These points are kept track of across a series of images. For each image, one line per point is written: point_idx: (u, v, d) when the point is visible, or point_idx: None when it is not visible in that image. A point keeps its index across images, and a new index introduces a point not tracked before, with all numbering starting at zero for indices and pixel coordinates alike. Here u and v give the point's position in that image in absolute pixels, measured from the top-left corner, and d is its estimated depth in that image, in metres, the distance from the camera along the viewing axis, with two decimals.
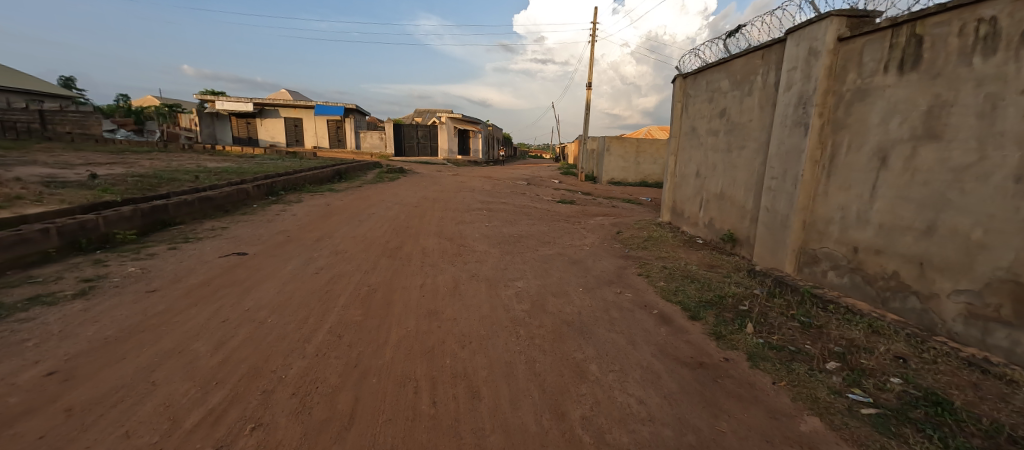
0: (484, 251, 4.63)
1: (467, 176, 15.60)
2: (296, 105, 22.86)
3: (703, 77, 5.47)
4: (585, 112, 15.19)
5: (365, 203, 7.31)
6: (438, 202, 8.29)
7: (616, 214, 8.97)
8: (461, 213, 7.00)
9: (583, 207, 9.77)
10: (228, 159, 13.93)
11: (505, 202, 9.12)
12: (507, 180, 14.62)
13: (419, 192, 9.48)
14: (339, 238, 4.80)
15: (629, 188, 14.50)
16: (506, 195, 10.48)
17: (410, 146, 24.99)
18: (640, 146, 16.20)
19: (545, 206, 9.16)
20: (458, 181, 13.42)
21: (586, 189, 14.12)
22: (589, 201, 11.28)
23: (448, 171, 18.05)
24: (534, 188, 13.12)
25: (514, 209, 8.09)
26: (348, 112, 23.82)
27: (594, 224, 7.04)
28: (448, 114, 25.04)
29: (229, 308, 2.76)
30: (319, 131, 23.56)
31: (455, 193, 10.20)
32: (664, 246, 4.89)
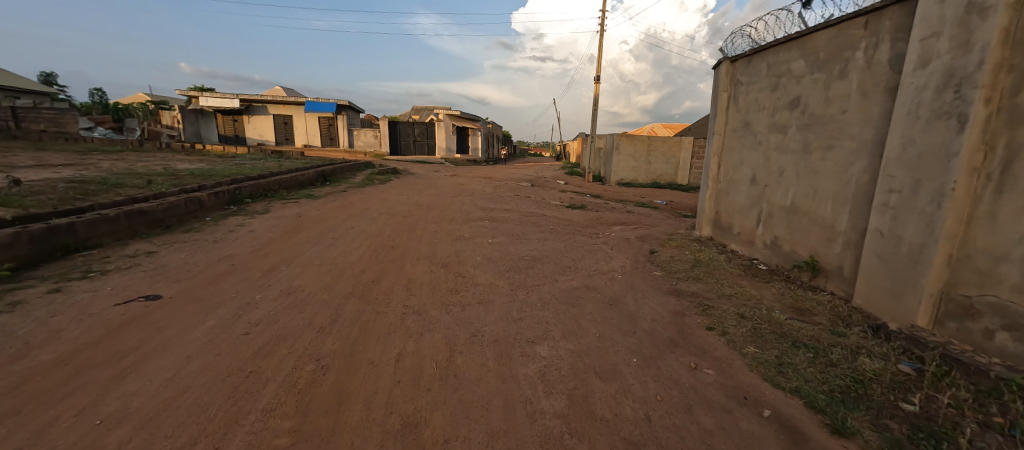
0: (488, 285, 3.52)
1: (466, 177, 14.50)
2: (285, 101, 21.70)
3: (762, 58, 4.34)
4: (593, 107, 14.03)
5: (346, 213, 6.21)
6: (432, 209, 7.18)
7: (637, 223, 7.87)
8: (459, 225, 5.90)
9: (597, 214, 8.65)
10: (206, 159, 12.80)
11: (509, 208, 8.03)
12: (509, 181, 13.52)
13: (412, 198, 8.37)
14: (299, 266, 3.69)
15: (642, 190, 13.38)
16: (510, 200, 9.37)
17: (406, 144, 23.85)
18: (652, 144, 15.05)
19: (555, 213, 8.05)
20: (456, 183, 12.32)
21: (595, 191, 13.02)
22: (602, 206, 10.17)
23: (446, 171, 16.93)
24: (539, 190, 12.01)
25: (520, 218, 6.97)
26: (340, 108, 22.66)
27: (616, 238, 5.92)
28: (446, 111, 23.86)
29: (62, 424, 1.63)
30: (310, 129, 22.41)
31: (453, 197, 9.09)
32: (719, 274, 3.78)
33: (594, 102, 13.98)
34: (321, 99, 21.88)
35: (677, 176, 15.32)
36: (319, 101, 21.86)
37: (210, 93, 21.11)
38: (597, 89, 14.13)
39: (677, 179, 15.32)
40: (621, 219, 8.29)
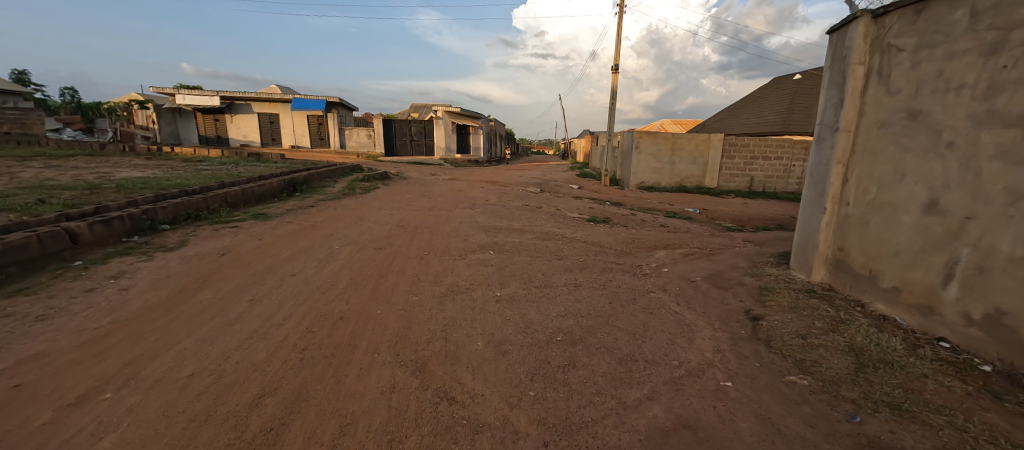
0: (500, 431, 1.79)
1: (466, 181, 12.80)
2: (270, 99, 20.03)
3: (953, 4, 2.58)
4: (610, 101, 12.21)
5: (297, 244, 4.49)
6: (418, 232, 5.47)
7: (684, 246, 6.11)
8: (451, 263, 4.18)
9: (627, 232, 6.90)
10: (167, 165, 11.13)
11: (519, 228, 6.30)
12: (515, 186, 11.82)
13: (396, 215, 6.64)
14: (145, 386, 1.97)
15: (668, 196, 11.58)
16: (518, 213, 7.62)
17: (401, 144, 22.17)
18: (676, 142, 13.24)
19: (577, 233, 6.30)
20: (454, 189, 10.62)
21: (614, 197, 11.29)
22: (628, 219, 8.41)
23: (443, 174, 15.22)
24: (551, 198, 10.27)
25: (535, 246, 5.22)
26: (330, 106, 20.93)
27: (675, 280, 4.16)
28: (444, 107, 22.09)
29: None
30: (298, 128, 20.73)
31: (448, 211, 7.36)
32: (929, 394, 2.00)
33: (612, 94, 12.18)
34: (309, 96, 20.15)
35: (704, 178, 13.51)
36: (306, 98, 20.13)
37: (188, 90, 19.44)
38: (615, 80, 12.32)
39: (705, 182, 13.51)
40: (661, 239, 6.51)
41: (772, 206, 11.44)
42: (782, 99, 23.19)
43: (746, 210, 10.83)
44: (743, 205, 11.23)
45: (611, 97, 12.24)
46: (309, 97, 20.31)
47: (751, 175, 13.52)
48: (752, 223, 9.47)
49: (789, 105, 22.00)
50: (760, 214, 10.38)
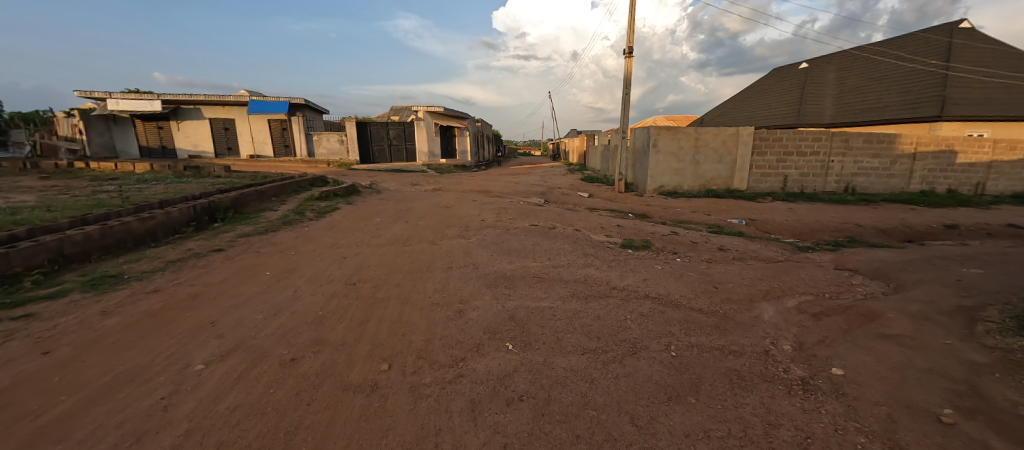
0: None
1: (454, 193, 10.64)
2: (223, 102, 17.43)
3: None
4: (624, 91, 10.12)
5: (116, 365, 2.17)
6: (380, 300, 3.24)
7: (791, 294, 4.01)
8: (436, 404, 1.95)
9: (692, 266, 4.78)
10: (62, 185, 8.55)
11: (539, 273, 4.12)
12: (514, 198, 9.71)
13: (352, 258, 4.38)
14: None
15: (699, 204, 9.60)
16: (530, 241, 5.46)
17: (379, 150, 19.83)
18: (700, 138, 11.24)
19: (628, 277, 4.16)
20: (440, 205, 8.44)
21: (637, 208, 9.29)
22: (672, 239, 6.30)
23: (425, 184, 12.94)
24: (562, 212, 8.15)
25: (580, 320, 3.04)
26: (293, 108, 18.36)
27: (903, 415, 2.00)
28: (425, 107, 19.76)
29: None
30: (257, 135, 18.15)
31: (432, 245, 5.17)
32: None
33: (626, 82, 10.11)
34: (267, 98, 17.57)
35: (733, 179, 11.56)
36: (264, 100, 17.54)
37: (122, 94, 16.68)
38: (628, 65, 10.25)
39: (733, 183, 11.59)
40: (747, 277, 4.39)
41: (823, 210, 9.57)
42: (789, 89, 21.68)
43: (799, 217, 8.91)
44: (790, 211, 9.34)
45: (626, 86, 10.15)
46: (268, 98, 17.74)
47: (785, 173, 11.68)
48: (818, 237, 7.55)
49: (799, 95, 20.50)
50: (817, 222, 8.48)
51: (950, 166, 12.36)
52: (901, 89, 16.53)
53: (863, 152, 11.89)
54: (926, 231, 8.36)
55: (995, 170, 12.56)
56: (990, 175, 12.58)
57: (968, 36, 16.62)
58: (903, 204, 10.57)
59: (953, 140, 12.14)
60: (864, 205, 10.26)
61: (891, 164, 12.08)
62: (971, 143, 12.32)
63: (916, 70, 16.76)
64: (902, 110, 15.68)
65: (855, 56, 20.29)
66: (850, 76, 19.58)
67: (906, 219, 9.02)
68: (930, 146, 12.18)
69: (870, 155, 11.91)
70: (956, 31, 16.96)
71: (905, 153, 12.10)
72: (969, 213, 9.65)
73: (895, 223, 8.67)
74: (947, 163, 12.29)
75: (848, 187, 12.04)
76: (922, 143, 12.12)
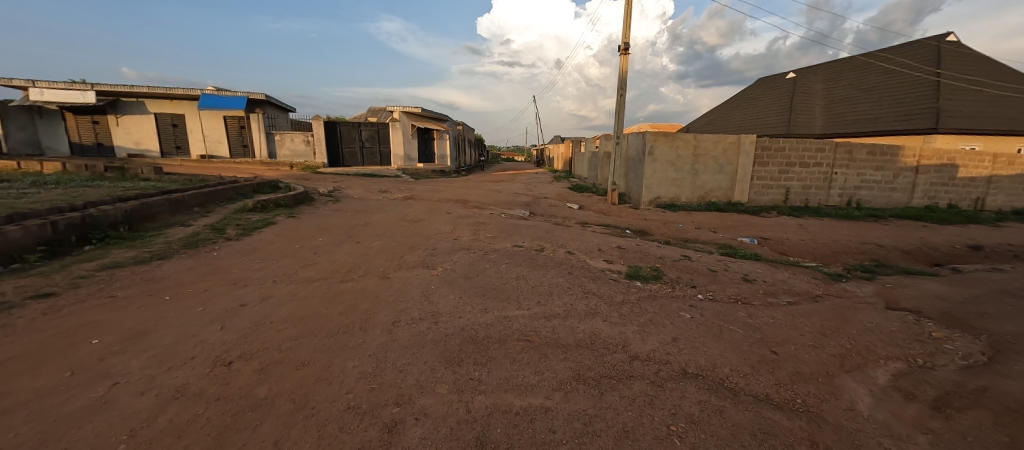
0: None
1: (426, 203, 9.31)
2: (170, 95, 15.59)
3: None
4: (620, 92, 9.07)
5: None
6: (257, 406, 1.89)
7: (875, 361, 2.88)
8: None
9: (727, 310, 3.60)
10: None
11: (525, 333, 2.85)
12: (495, 210, 8.48)
13: (253, 307, 3.01)
14: None
15: (702, 219, 8.58)
16: (513, 273, 4.20)
17: (350, 153, 18.26)
18: (699, 146, 10.31)
19: (651, 336, 2.94)
20: (406, 219, 7.10)
21: (634, 223, 8.18)
22: (687, 267, 5.14)
23: (396, 191, 11.56)
24: (550, 228, 6.95)
25: (597, 443, 1.79)
26: (252, 104, 16.61)
27: None
28: (401, 108, 18.34)
29: None
30: (211, 133, 16.33)
31: (380, 279, 3.84)
32: None
33: (622, 81, 9.06)
34: (222, 92, 15.80)
35: (733, 191, 10.65)
36: (218, 94, 15.78)
37: (49, 83, 14.65)
38: (623, 63, 9.22)
39: (734, 195, 10.67)
40: (806, 330, 3.23)
41: (835, 227, 8.71)
42: (777, 99, 21.37)
43: (813, 235, 8.00)
44: (801, 228, 8.42)
45: (621, 87, 9.11)
46: (224, 93, 15.97)
47: (787, 185, 10.87)
48: (842, 260, 6.59)
49: (788, 104, 20.15)
50: (835, 241, 7.56)
51: (951, 180, 11.88)
52: (892, 101, 16.26)
53: (866, 164, 11.23)
54: (952, 252, 7.55)
55: (995, 184, 12.13)
56: (990, 190, 12.14)
57: (954, 50, 16.54)
58: (912, 221, 9.89)
59: (955, 153, 11.66)
60: (874, 222, 9.49)
61: (894, 177, 11.49)
62: (972, 157, 11.87)
63: (906, 82, 16.54)
64: (896, 121, 15.33)
65: (842, 67, 20.12)
66: (838, 87, 19.38)
67: (926, 238, 8.23)
68: (932, 159, 11.65)
69: (873, 168, 11.27)
70: (943, 43, 16.84)
71: (908, 166, 11.53)
72: (985, 232, 8.99)
73: (916, 243, 7.85)
74: (948, 177, 11.82)
75: (851, 200, 11.34)
76: (924, 156, 11.58)
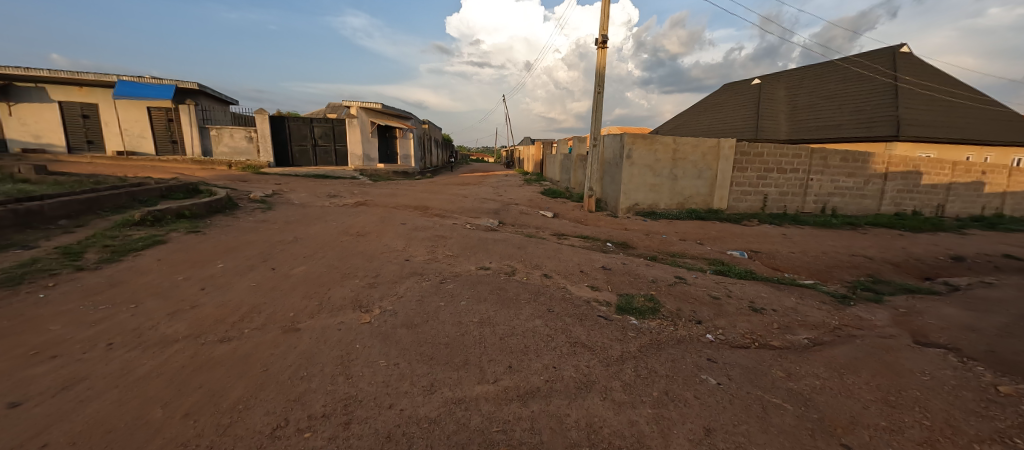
0: None
1: (380, 211, 8.07)
2: (77, 81, 13.27)
3: None
4: (598, 89, 8.25)
5: None
6: None
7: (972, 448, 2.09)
8: None
9: (757, 365, 2.74)
10: None
11: (489, 441, 1.80)
12: (460, 220, 7.39)
13: (29, 413, 1.78)
14: None
15: (686, 229, 7.92)
16: (477, 315, 3.15)
17: (300, 151, 16.50)
18: (678, 149, 9.71)
19: (675, 430, 1.98)
20: (349, 233, 5.87)
21: (616, 234, 7.37)
22: (686, 294, 4.30)
23: (348, 196, 10.18)
24: (523, 243, 5.96)
25: None
26: (183, 94, 14.52)
27: None
28: (358, 103, 16.80)
29: None
30: (131, 126, 14.09)
31: (283, 334, 2.67)
32: None
33: (599, 77, 8.25)
34: (144, 79, 13.66)
35: (712, 197, 10.13)
36: (140, 81, 13.63)
37: None
38: (601, 58, 8.42)
39: (713, 202, 10.16)
40: (869, 399, 2.40)
41: (819, 237, 8.32)
42: (743, 104, 21.62)
43: (801, 246, 7.51)
44: (787, 238, 7.93)
45: (599, 84, 8.30)
46: (146, 80, 13.80)
47: (765, 192, 10.51)
48: (839, 277, 6.04)
49: (754, 109, 20.38)
50: (825, 253, 7.07)
51: (915, 187, 12.05)
52: (853, 108, 16.64)
53: (840, 171, 11.11)
54: (937, 264, 7.29)
55: (954, 192, 12.45)
56: (949, 197, 12.45)
57: (907, 61, 17.20)
58: (886, 229, 9.77)
59: (920, 161, 11.83)
60: (853, 231, 9.24)
61: (864, 184, 11.47)
62: (934, 164, 12.10)
63: (865, 90, 17.01)
64: (858, 128, 15.66)
65: (804, 75, 20.63)
66: (801, 94, 19.80)
67: (908, 248, 7.99)
68: (899, 166, 11.75)
69: (846, 174, 11.17)
70: (897, 54, 17.48)
71: (877, 173, 11.55)
72: (957, 241, 8.96)
73: (902, 255, 7.53)
74: (913, 184, 11.98)
75: (825, 207, 11.18)
76: (892, 163, 11.65)
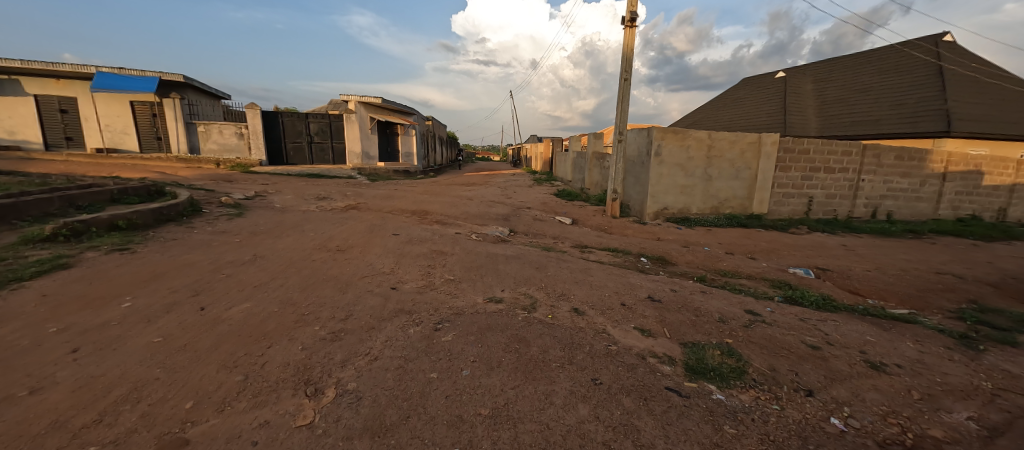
0: None
1: (372, 217, 6.97)
2: (53, 72, 12.28)
3: None
4: (624, 75, 7.07)
5: None
6: None
7: None
8: None
9: None
10: None
11: None
12: (464, 229, 6.25)
13: None
14: None
15: (730, 240, 6.71)
16: (487, 400, 2.00)
17: (295, 149, 15.48)
18: (713, 146, 8.48)
19: None
20: (327, 248, 4.75)
21: (649, 246, 6.19)
22: (773, 342, 3.13)
23: (340, 198, 9.11)
24: (541, 260, 4.81)
25: None
26: (168, 87, 13.50)
27: None
28: (356, 97, 15.73)
29: None
30: (112, 121, 13.11)
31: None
32: None
33: (626, 61, 7.05)
34: (126, 71, 12.66)
35: (750, 200, 8.89)
36: (121, 73, 12.62)
37: None
38: (627, 39, 7.22)
39: (752, 206, 8.92)
40: None
41: (886, 249, 7.07)
42: (767, 98, 20.26)
43: (871, 260, 6.27)
44: (850, 251, 6.69)
45: (626, 70, 7.10)
46: (128, 72, 12.81)
47: (810, 194, 9.25)
48: (938, 305, 4.80)
49: (780, 104, 19.03)
50: (905, 271, 5.83)
51: (976, 189, 10.70)
52: (893, 102, 15.26)
53: (893, 170, 9.80)
54: None
55: (1018, 194, 11.07)
56: (1012, 199, 11.08)
57: (953, 50, 15.73)
58: (955, 238, 8.47)
59: (982, 159, 10.48)
60: (919, 240, 7.97)
61: (920, 185, 10.16)
62: (997, 163, 10.73)
63: (905, 82, 15.60)
64: (900, 123, 14.29)
65: (834, 67, 19.19)
66: (831, 87, 18.38)
67: (995, 263, 6.72)
68: (959, 165, 10.41)
69: (900, 174, 9.87)
70: (941, 42, 16.01)
71: (934, 173, 10.24)
72: None
73: (993, 271, 6.27)
74: (974, 185, 10.63)
75: (876, 211, 9.89)
76: (951, 161, 10.32)
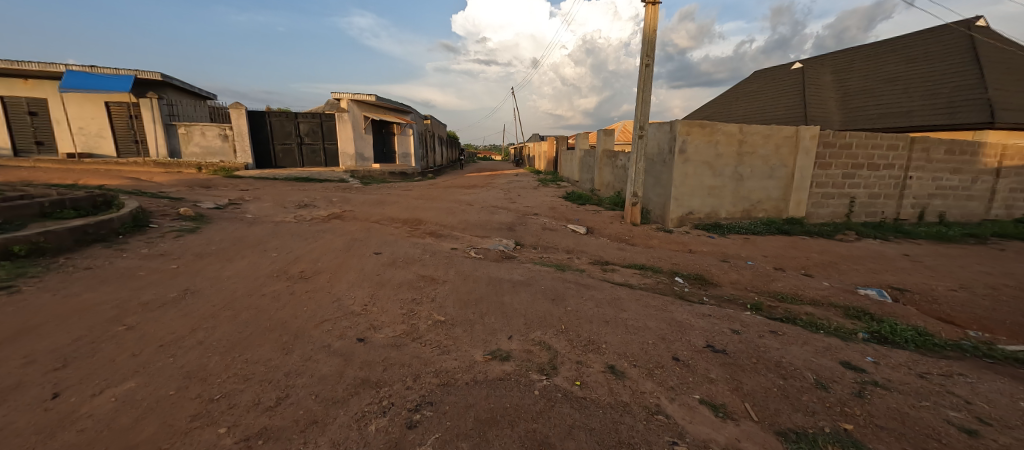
0: None
1: (355, 228, 6.01)
2: (20, 72, 11.41)
3: None
4: (646, 59, 6.06)
5: None
6: None
7: None
8: None
9: None
10: None
11: None
12: (462, 243, 5.28)
13: None
14: None
15: (775, 252, 5.70)
16: None
17: (284, 151, 14.56)
18: (745, 141, 7.46)
19: None
20: (289, 274, 3.78)
21: (682, 261, 5.20)
22: (911, 427, 2.12)
23: (324, 205, 8.16)
24: (558, 287, 3.83)
25: None
26: (146, 87, 12.60)
27: None
28: (349, 95, 14.78)
29: None
30: (87, 124, 12.26)
31: None
32: None
33: (649, 43, 6.04)
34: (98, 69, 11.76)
35: (786, 202, 7.86)
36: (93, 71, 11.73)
37: None
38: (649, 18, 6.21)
39: (788, 209, 7.90)
40: None
41: (956, 258, 6.04)
42: (783, 90, 19.16)
43: (948, 275, 5.24)
44: (917, 263, 5.66)
45: (648, 54, 6.09)
46: (101, 70, 11.91)
47: (852, 194, 8.21)
48: None
49: (798, 96, 17.94)
50: (996, 289, 4.79)
51: None
52: (924, 91, 14.16)
53: (943, 166, 8.74)
54: None
55: None
56: None
57: (987, 35, 14.59)
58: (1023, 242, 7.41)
59: None
60: (985, 247, 6.93)
61: (971, 182, 9.09)
62: None
63: (937, 71, 14.48)
64: (934, 114, 13.19)
65: (855, 56, 18.06)
66: (853, 78, 17.26)
67: None
68: (1015, 159, 9.33)
69: (950, 171, 8.80)
70: (974, 27, 14.86)
71: (987, 169, 9.16)
72: None
73: None
74: None
75: (924, 212, 8.83)
76: (1006, 155, 9.24)
